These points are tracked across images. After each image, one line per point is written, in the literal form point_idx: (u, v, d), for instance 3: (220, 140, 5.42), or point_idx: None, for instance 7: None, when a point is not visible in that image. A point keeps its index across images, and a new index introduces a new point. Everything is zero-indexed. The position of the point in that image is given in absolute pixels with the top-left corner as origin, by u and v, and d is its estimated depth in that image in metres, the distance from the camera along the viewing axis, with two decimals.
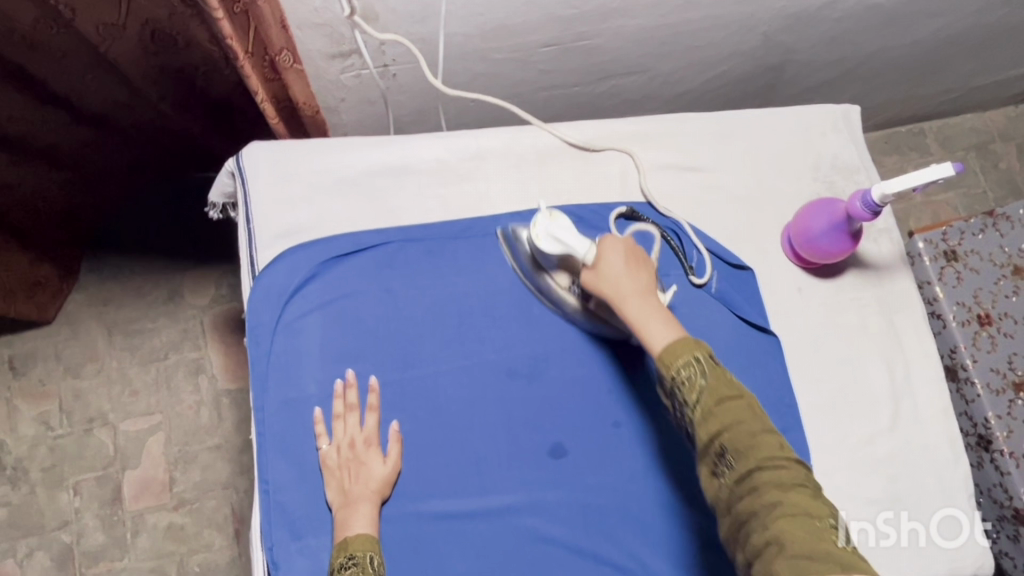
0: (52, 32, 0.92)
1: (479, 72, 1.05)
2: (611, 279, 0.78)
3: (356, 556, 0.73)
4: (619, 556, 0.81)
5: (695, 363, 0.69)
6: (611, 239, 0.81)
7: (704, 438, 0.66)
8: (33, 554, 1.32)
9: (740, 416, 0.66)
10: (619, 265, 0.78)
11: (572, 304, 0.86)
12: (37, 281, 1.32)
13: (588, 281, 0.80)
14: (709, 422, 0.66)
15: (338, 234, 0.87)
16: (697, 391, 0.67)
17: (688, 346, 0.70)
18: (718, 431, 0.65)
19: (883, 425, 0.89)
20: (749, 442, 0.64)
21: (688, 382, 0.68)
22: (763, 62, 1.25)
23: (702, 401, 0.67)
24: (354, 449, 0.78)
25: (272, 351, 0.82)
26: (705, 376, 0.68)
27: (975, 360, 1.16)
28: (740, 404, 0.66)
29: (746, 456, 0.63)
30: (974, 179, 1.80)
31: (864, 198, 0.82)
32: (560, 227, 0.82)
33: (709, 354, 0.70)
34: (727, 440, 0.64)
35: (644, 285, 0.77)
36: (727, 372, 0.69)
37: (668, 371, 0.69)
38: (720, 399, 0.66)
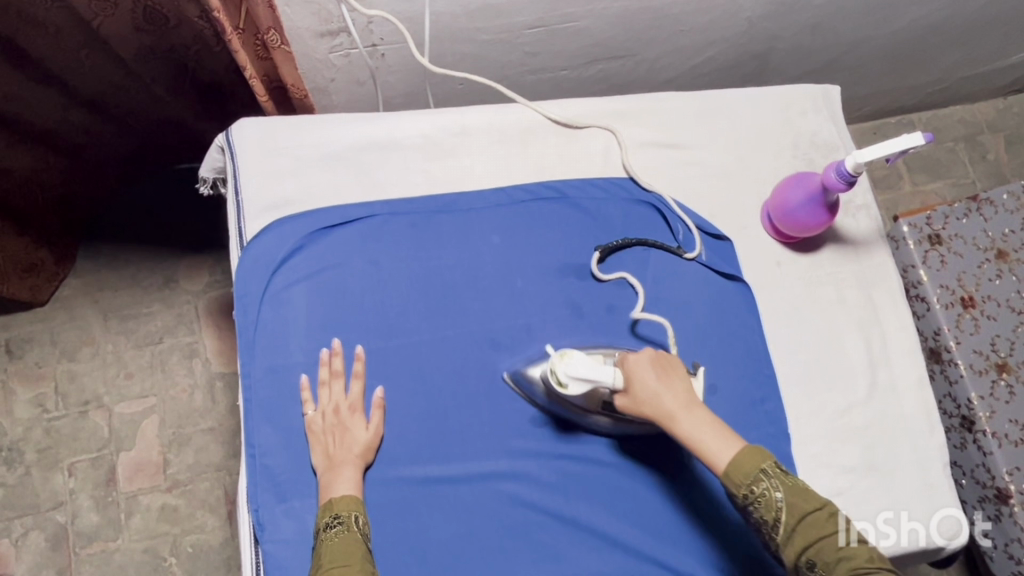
0: (44, 8, 0.94)
1: (466, 53, 1.07)
2: (652, 401, 0.76)
3: (340, 515, 0.74)
4: (599, 523, 0.83)
5: (766, 479, 0.70)
6: (631, 355, 0.79)
7: (790, 557, 0.68)
8: (28, 534, 1.34)
9: (822, 529, 0.67)
10: (653, 383, 0.76)
11: (604, 420, 0.84)
12: (33, 263, 1.34)
13: (624, 406, 0.78)
14: (792, 539, 0.68)
15: (324, 207, 0.89)
16: (774, 509, 0.69)
17: (753, 456, 0.71)
18: (805, 548, 0.67)
19: (860, 396, 0.91)
20: (835, 556, 0.65)
21: (762, 499, 0.70)
22: (748, 48, 1.27)
23: (782, 520, 0.69)
24: (338, 415, 0.80)
25: (260, 319, 0.84)
26: (781, 492, 0.69)
27: (958, 342, 1.17)
28: (822, 516, 0.68)
29: (834, 570, 0.65)
30: (962, 170, 1.82)
31: (839, 168, 0.84)
32: (578, 365, 0.77)
33: (776, 464, 0.71)
34: (813, 555, 0.66)
35: (683, 394, 0.76)
36: (800, 483, 0.71)
37: (739, 489, 0.70)
38: (800, 516, 0.68)
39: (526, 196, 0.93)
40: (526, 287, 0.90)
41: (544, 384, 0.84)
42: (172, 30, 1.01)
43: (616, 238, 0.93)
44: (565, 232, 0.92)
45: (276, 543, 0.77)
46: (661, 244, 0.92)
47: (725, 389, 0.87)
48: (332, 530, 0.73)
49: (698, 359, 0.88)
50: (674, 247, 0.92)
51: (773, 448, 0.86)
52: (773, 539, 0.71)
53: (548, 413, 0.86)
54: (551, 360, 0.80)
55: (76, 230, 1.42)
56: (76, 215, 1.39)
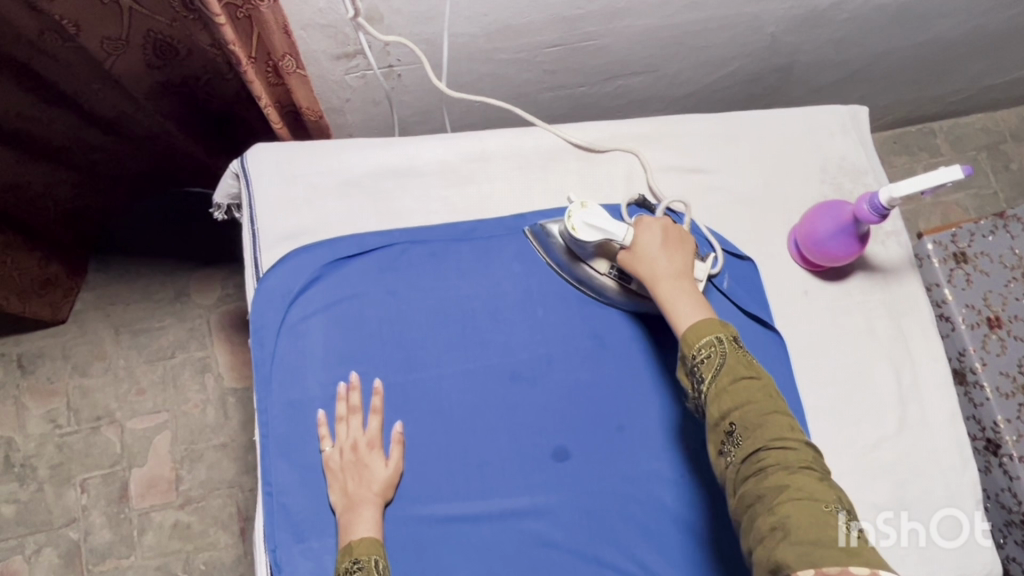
0: (56, 44, 0.93)
1: (484, 73, 1.05)
2: (647, 259, 0.79)
3: (360, 560, 0.73)
4: (623, 560, 0.81)
5: (716, 344, 0.71)
6: (648, 222, 0.82)
7: (715, 417, 0.67)
8: (40, 551, 1.33)
9: (754, 397, 0.67)
10: (656, 246, 0.80)
11: (612, 288, 0.87)
12: (48, 279, 1.33)
13: (624, 262, 0.81)
14: (721, 400, 0.67)
15: (342, 236, 0.87)
16: (714, 370, 0.69)
17: (714, 327, 0.72)
18: (730, 410, 0.66)
19: (890, 430, 0.89)
20: (761, 422, 0.65)
21: (706, 361, 0.70)
22: (771, 62, 1.24)
23: (717, 381, 0.68)
24: (356, 452, 0.78)
25: (276, 352, 0.82)
26: (722, 356, 0.70)
27: (984, 363, 1.15)
28: (755, 386, 0.68)
29: (754, 436, 0.64)
30: (985, 180, 1.78)
31: (872, 201, 0.82)
32: (597, 215, 0.80)
33: (733, 336, 0.72)
34: (738, 419, 0.66)
35: (681, 266, 0.79)
36: (747, 358, 0.71)
37: (689, 349, 0.71)
38: (735, 380, 0.68)
39: (548, 223, 0.91)
40: (547, 318, 0.88)
41: (564, 246, 0.87)
42: (183, 62, 1.00)
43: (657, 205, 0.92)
44: None
45: None
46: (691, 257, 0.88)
47: None
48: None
49: None
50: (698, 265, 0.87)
51: None
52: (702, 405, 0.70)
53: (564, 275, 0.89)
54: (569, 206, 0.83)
55: (86, 246, 1.41)
56: (86, 231, 1.38)
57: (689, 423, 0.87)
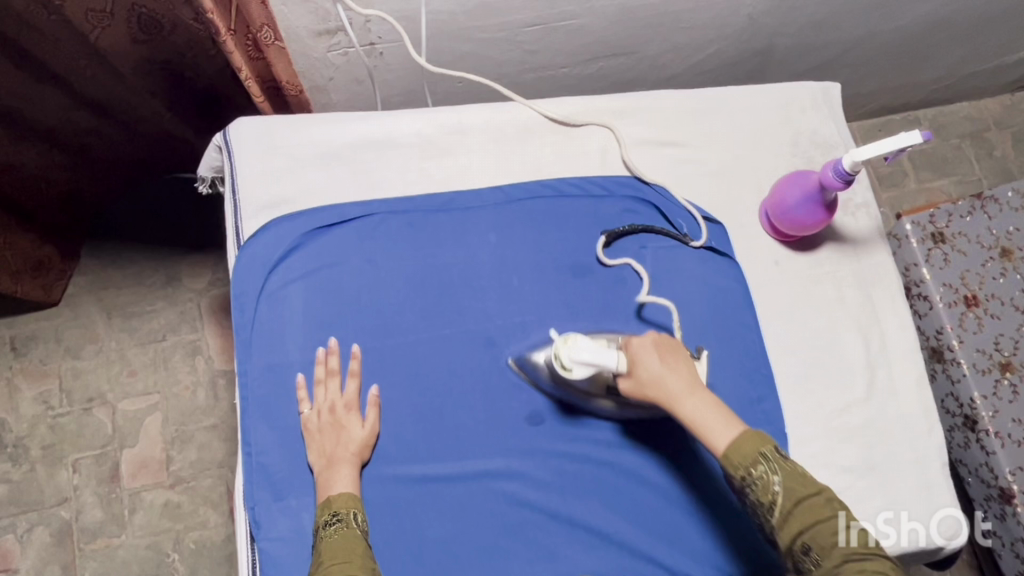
0: (42, 17, 0.93)
1: (465, 52, 1.07)
2: (654, 384, 0.76)
3: (339, 513, 0.75)
4: (594, 520, 0.83)
5: (763, 462, 0.70)
6: (635, 340, 0.79)
7: (786, 540, 0.68)
8: (33, 530, 1.35)
9: (820, 514, 0.67)
10: (657, 365, 0.77)
11: (609, 405, 0.85)
12: (40, 260, 1.35)
13: (629, 390, 0.78)
14: (788, 523, 0.67)
15: (321, 205, 0.89)
16: (771, 493, 0.69)
17: (754, 441, 0.71)
18: (800, 533, 0.67)
19: (859, 397, 0.90)
20: (832, 540, 0.65)
21: (759, 482, 0.69)
22: (749, 45, 1.26)
23: (779, 502, 0.68)
24: (333, 413, 0.80)
25: (256, 317, 0.84)
26: (780, 476, 0.69)
27: (961, 341, 1.16)
28: (820, 502, 0.67)
29: (829, 555, 0.65)
30: (968, 167, 1.80)
31: (836, 167, 0.83)
32: (582, 349, 0.77)
33: (774, 448, 0.71)
34: (810, 539, 0.66)
35: (688, 380, 0.76)
36: (800, 468, 0.70)
37: (737, 473, 0.70)
38: (798, 500, 0.68)
39: (524, 194, 0.93)
40: (522, 286, 0.90)
41: (549, 368, 0.85)
42: (167, 37, 1.02)
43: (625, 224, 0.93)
44: (562, 232, 0.92)
45: (273, 541, 0.77)
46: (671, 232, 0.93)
47: (722, 387, 0.87)
48: (331, 527, 0.74)
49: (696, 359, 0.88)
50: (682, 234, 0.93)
51: None
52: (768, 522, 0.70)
53: (554, 397, 0.86)
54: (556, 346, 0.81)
55: (78, 229, 1.43)
56: (77, 214, 1.40)
57: None
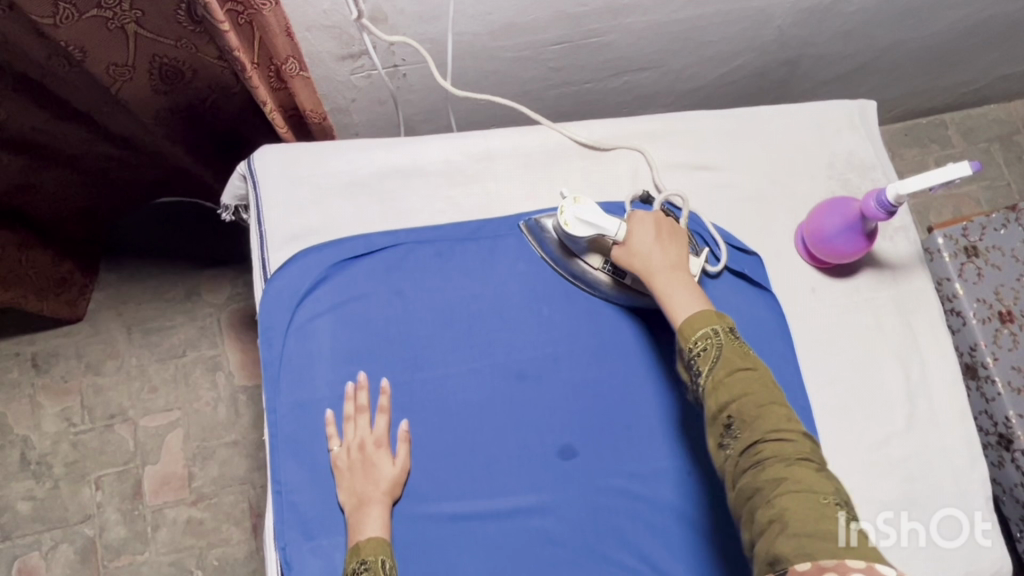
0: (65, 68, 0.94)
1: (489, 70, 1.05)
2: (640, 254, 0.80)
3: (369, 560, 0.73)
4: (628, 557, 0.81)
5: (712, 335, 0.70)
6: (640, 216, 0.83)
7: (712, 409, 0.67)
8: (57, 547, 1.35)
9: (750, 388, 0.66)
10: (649, 240, 0.80)
11: (607, 283, 0.87)
12: (63, 277, 1.34)
13: (620, 258, 0.82)
14: (718, 391, 0.67)
15: (348, 236, 0.87)
16: (711, 362, 0.69)
17: (709, 319, 0.72)
18: (727, 402, 0.66)
19: (899, 427, 0.88)
20: (756, 413, 0.64)
21: (702, 353, 0.69)
22: (778, 56, 1.23)
23: (713, 372, 0.68)
24: (363, 450, 0.79)
25: (285, 353, 0.83)
26: (720, 349, 0.69)
27: (996, 358, 1.13)
28: (751, 377, 0.67)
29: (751, 427, 0.64)
30: (997, 171, 1.76)
31: (878, 197, 0.81)
32: (590, 213, 0.82)
33: (730, 327, 0.71)
34: (735, 411, 0.65)
35: (674, 259, 0.79)
36: (741, 347, 0.70)
37: (686, 343, 0.71)
38: (731, 370, 0.67)
39: (553, 221, 0.91)
40: (553, 317, 0.88)
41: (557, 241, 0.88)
42: (189, 85, 1.00)
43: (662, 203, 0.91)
44: None
45: None
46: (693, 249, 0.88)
47: None
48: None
49: None
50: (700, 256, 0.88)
51: None
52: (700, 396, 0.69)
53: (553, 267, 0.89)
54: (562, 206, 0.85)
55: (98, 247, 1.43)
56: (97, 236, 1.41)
57: (696, 421, 0.87)
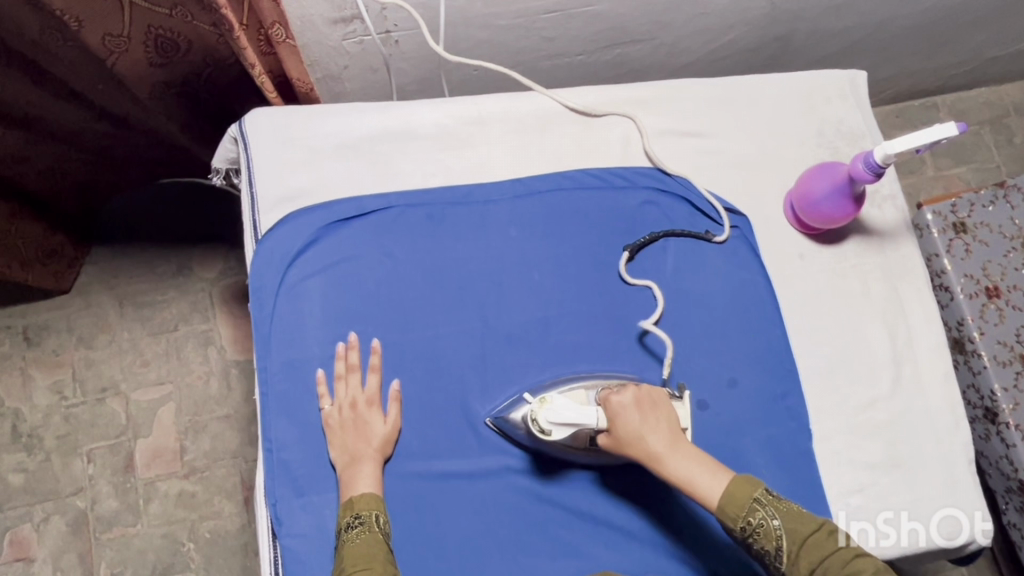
0: (58, 43, 0.93)
1: (481, 39, 1.05)
2: (637, 442, 0.75)
3: (361, 515, 0.74)
4: (617, 517, 0.82)
5: (760, 507, 0.71)
6: (614, 394, 0.76)
7: None
8: (49, 519, 1.35)
9: (825, 549, 0.69)
10: (639, 421, 0.75)
11: (584, 454, 0.81)
12: (52, 249, 1.34)
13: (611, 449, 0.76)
14: (798, 565, 0.69)
15: (339, 198, 0.87)
16: (775, 538, 0.70)
17: (745, 486, 0.72)
18: (811, 570, 0.69)
19: (884, 391, 0.89)
20: (842, 572, 0.67)
21: (761, 528, 0.71)
22: (770, 31, 1.23)
23: (784, 546, 0.70)
24: (355, 409, 0.80)
25: (276, 312, 0.83)
26: (779, 520, 0.71)
27: (982, 332, 1.13)
28: (819, 537, 0.70)
29: None
30: (987, 154, 1.77)
31: (867, 159, 0.82)
32: (562, 411, 0.74)
33: (765, 490, 0.73)
34: (823, 575, 0.68)
35: (670, 432, 0.75)
36: (793, 507, 0.72)
37: (737, 523, 0.71)
38: (801, 539, 0.70)
39: (544, 185, 0.91)
40: (543, 281, 0.88)
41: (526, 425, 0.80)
42: (184, 57, 0.98)
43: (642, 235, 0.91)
44: (583, 224, 0.90)
45: (294, 538, 0.77)
46: (692, 233, 0.91)
47: (746, 382, 0.86)
48: (352, 530, 0.73)
49: (719, 355, 0.87)
50: (703, 233, 0.91)
51: (793, 443, 0.85)
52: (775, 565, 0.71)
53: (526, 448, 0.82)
54: (534, 405, 0.78)
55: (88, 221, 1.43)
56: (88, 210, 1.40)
57: None
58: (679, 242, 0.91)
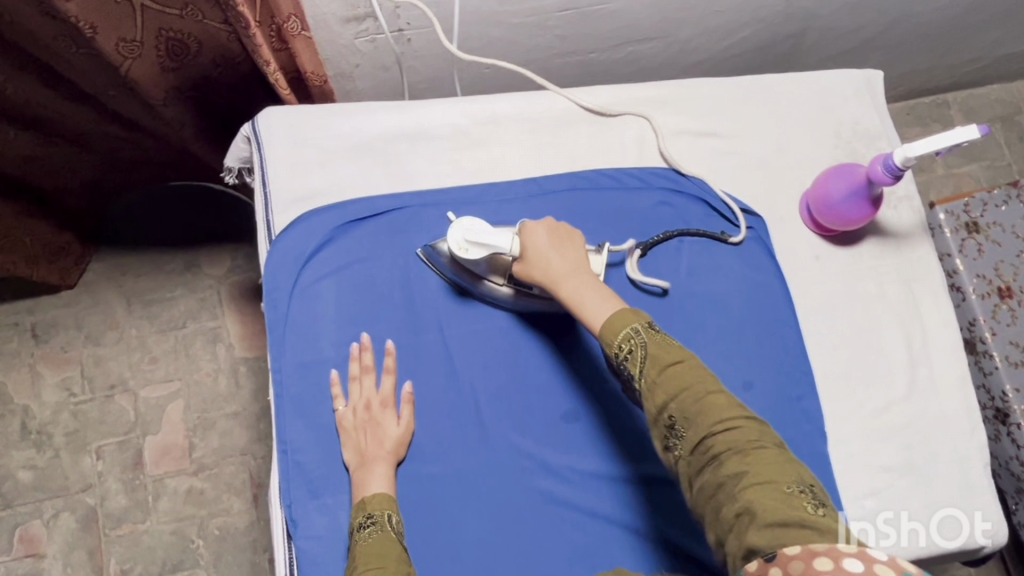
0: (70, 50, 0.91)
1: (494, 37, 1.04)
2: (540, 261, 0.79)
3: (374, 515, 0.74)
4: (630, 517, 0.82)
5: (635, 335, 0.68)
6: (531, 225, 0.81)
7: (653, 412, 0.64)
8: (58, 516, 1.35)
9: (684, 383, 0.63)
10: (547, 246, 0.79)
11: (507, 295, 0.85)
12: (60, 246, 1.34)
13: (520, 273, 0.80)
14: (654, 394, 0.65)
15: (354, 199, 0.87)
16: (640, 362, 0.67)
17: (627, 318, 0.70)
18: (665, 401, 0.63)
19: (900, 393, 0.89)
20: (697, 408, 0.62)
21: (630, 354, 0.67)
22: (783, 29, 1.22)
23: (646, 372, 0.66)
24: (369, 411, 0.80)
25: (290, 314, 0.83)
26: (646, 346, 0.67)
27: (994, 333, 1.13)
28: (681, 370, 0.65)
29: (694, 424, 0.61)
30: (998, 151, 1.76)
31: (885, 161, 0.81)
32: (479, 229, 0.80)
33: (649, 322, 0.69)
34: (675, 409, 0.63)
35: (576, 262, 0.78)
36: (668, 339, 0.68)
37: (612, 347, 0.69)
38: (661, 368, 0.65)
39: (559, 186, 0.91)
40: None
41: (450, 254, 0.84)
42: (194, 59, 0.97)
43: (656, 233, 0.90)
44: (598, 225, 0.90)
45: (309, 540, 0.77)
46: (709, 233, 0.90)
47: (761, 385, 0.86)
48: (365, 530, 0.73)
49: (736, 357, 0.86)
50: (719, 232, 0.91)
51: (810, 446, 0.84)
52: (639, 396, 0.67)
53: (452, 284, 0.86)
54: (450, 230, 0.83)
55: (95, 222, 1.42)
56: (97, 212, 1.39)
57: None
58: (693, 240, 0.90)
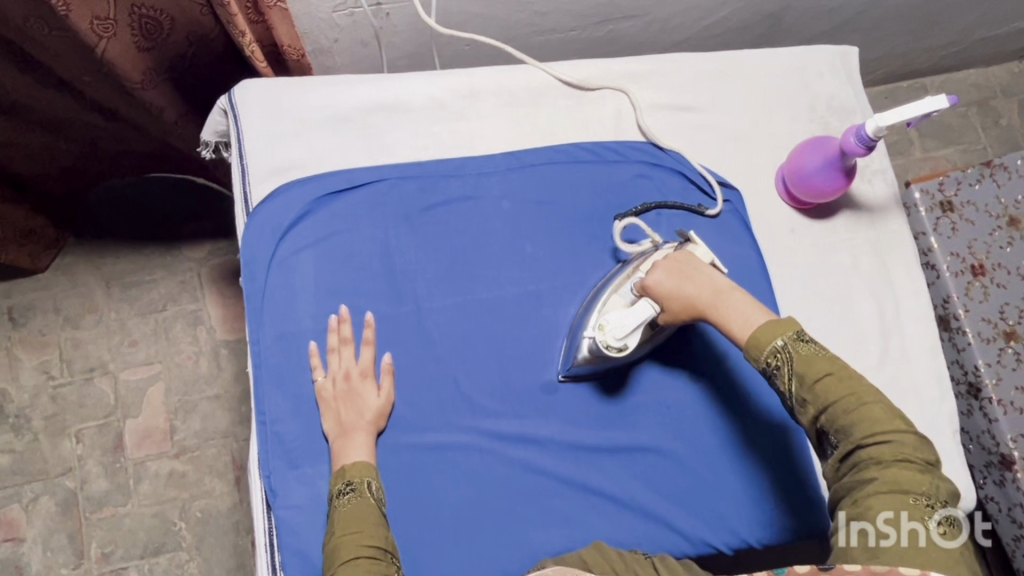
0: (43, 33, 0.89)
1: (474, 13, 1.04)
2: (677, 295, 0.77)
3: (354, 482, 0.74)
4: (611, 485, 0.83)
5: (782, 349, 0.70)
6: (648, 278, 0.79)
7: (806, 421, 0.70)
8: (38, 500, 1.34)
9: (835, 395, 0.68)
10: (671, 280, 0.78)
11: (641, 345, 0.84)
12: (31, 230, 1.31)
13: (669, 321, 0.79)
14: (806, 407, 0.69)
15: (332, 171, 0.87)
16: (788, 379, 0.70)
17: (774, 330, 0.71)
18: (818, 415, 0.68)
19: (873, 362, 0.91)
20: (849, 421, 0.66)
21: (778, 370, 0.70)
22: (763, 9, 1.23)
23: (794, 389, 0.70)
24: (348, 381, 0.80)
25: (268, 286, 0.82)
26: (797, 359, 0.70)
27: (967, 309, 1.13)
28: (833, 382, 0.68)
29: (846, 436, 0.67)
30: (974, 135, 1.78)
31: (858, 133, 0.82)
32: (624, 321, 0.77)
33: (797, 330, 0.71)
34: (827, 421, 0.68)
35: (710, 280, 0.77)
36: (815, 350, 0.70)
37: (760, 362, 0.72)
38: (814, 380, 0.69)
39: (538, 159, 0.91)
40: (538, 253, 0.88)
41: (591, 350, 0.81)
42: (168, 39, 0.95)
43: (634, 206, 0.91)
44: (577, 198, 0.90)
45: (288, 509, 0.77)
46: (686, 205, 0.91)
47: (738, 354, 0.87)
48: (345, 497, 0.73)
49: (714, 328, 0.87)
50: (696, 205, 0.92)
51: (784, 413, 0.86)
52: (789, 404, 0.71)
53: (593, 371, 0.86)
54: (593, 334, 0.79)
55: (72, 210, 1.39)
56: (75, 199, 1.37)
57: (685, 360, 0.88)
58: (670, 213, 0.91)
